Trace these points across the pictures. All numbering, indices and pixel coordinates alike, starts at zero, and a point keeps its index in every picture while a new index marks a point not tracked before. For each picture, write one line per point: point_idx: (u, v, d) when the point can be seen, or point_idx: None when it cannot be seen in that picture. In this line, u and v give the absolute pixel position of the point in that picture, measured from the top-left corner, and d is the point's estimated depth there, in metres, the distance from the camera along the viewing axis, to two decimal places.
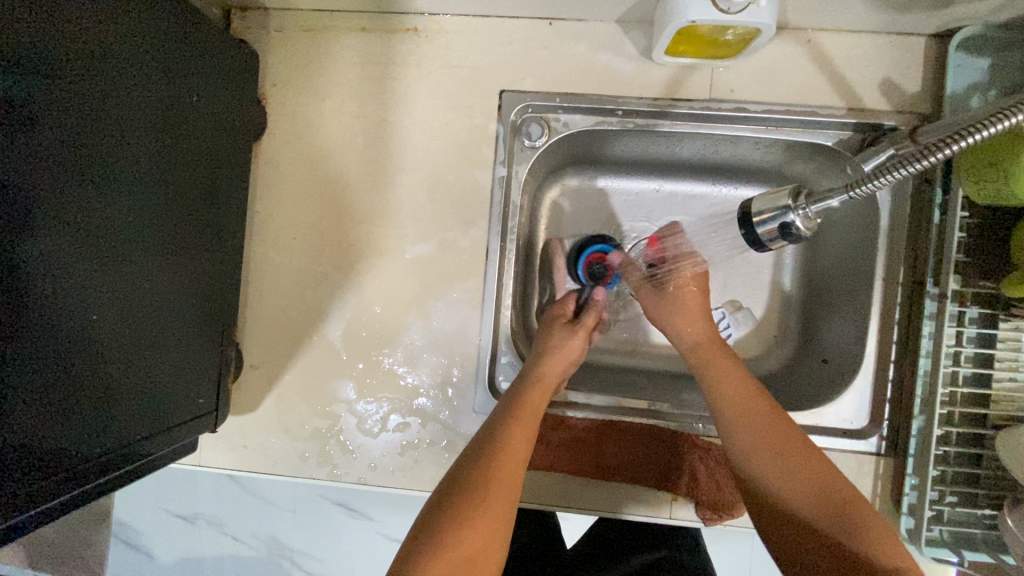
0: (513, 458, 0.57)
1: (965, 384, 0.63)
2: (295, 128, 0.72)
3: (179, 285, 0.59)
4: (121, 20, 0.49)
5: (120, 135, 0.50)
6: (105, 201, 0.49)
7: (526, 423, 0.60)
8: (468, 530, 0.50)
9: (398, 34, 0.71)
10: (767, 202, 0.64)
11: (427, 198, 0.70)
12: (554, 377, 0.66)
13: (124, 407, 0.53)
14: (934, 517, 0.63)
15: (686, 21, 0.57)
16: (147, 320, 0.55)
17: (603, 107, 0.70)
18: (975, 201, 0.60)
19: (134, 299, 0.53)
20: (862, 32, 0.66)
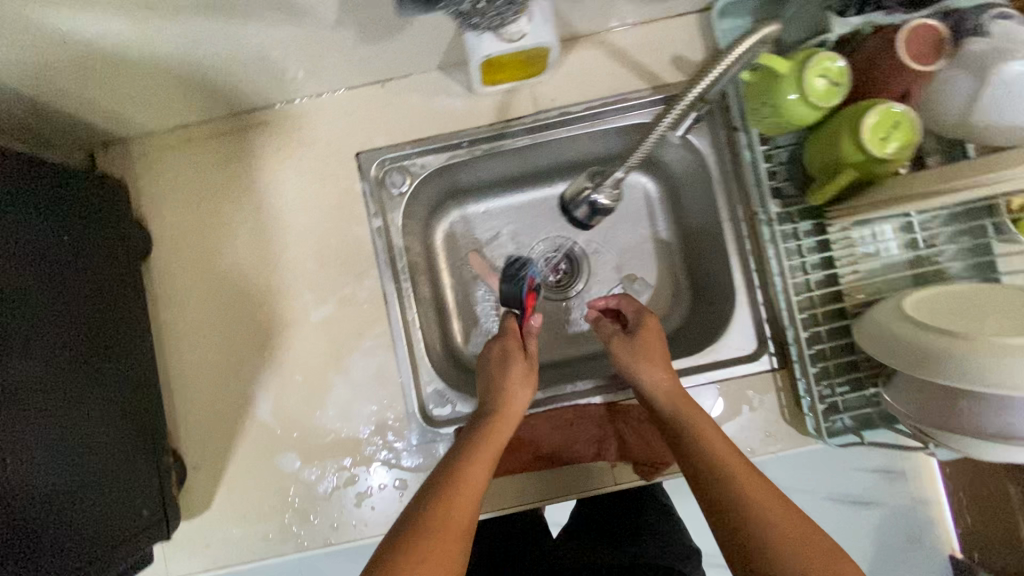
0: (471, 489, 0.58)
1: (820, 288, 0.73)
2: (179, 237, 0.77)
3: (98, 411, 0.62)
4: None
5: (12, 294, 0.54)
6: (11, 353, 0.52)
7: (490, 447, 0.63)
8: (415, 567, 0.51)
9: (253, 130, 0.78)
10: (576, 187, 0.77)
11: (317, 265, 0.76)
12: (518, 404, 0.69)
13: (63, 540, 0.55)
14: (831, 409, 0.71)
15: (482, 57, 0.66)
16: (74, 452, 0.58)
17: (450, 143, 0.78)
18: (767, 133, 0.69)
19: (62, 439, 0.56)
20: (644, 24, 0.77)
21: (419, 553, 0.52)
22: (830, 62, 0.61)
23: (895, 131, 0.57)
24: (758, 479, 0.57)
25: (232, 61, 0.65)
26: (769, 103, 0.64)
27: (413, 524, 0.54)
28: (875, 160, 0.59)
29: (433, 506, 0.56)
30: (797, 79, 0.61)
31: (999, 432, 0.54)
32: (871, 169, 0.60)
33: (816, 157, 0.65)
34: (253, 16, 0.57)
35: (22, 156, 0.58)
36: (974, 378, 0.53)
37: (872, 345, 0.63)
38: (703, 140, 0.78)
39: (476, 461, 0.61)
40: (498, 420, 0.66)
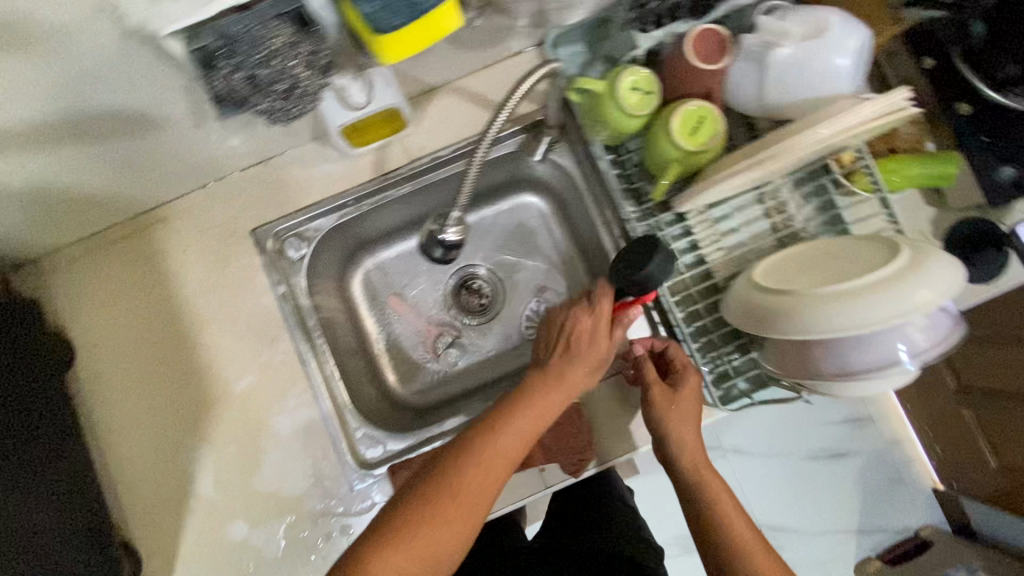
0: (486, 472, 0.61)
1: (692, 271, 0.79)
2: (100, 340, 0.82)
3: (41, 518, 0.66)
4: None
5: None
6: None
7: (512, 431, 0.64)
8: (415, 542, 0.57)
9: (154, 227, 0.83)
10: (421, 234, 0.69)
11: (233, 339, 0.81)
12: (559, 390, 0.68)
13: None
14: (723, 377, 0.77)
15: (336, 126, 0.72)
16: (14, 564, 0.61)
17: (336, 203, 0.84)
18: (609, 143, 0.76)
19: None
20: (490, 65, 0.84)
21: (421, 530, 0.57)
22: (642, 74, 0.68)
23: (700, 126, 0.66)
24: (740, 523, 0.67)
25: (110, 171, 0.71)
26: (598, 119, 0.72)
27: (422, 497, 0.59)
28: (689, 154, 0.67)
29: (444, 484, 0.60)
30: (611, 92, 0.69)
31: (840, 370, 0.62)
32: (689, 162, 0.68)
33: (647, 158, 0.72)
34: (116, 131, 0.63)
35: None
36: (807, 328, 0.60)
37: (731, 312, 0.69)
38: (566, 157, 0.86)
39: (501, 445, 0.63)
40: (532, 402, 0.66)
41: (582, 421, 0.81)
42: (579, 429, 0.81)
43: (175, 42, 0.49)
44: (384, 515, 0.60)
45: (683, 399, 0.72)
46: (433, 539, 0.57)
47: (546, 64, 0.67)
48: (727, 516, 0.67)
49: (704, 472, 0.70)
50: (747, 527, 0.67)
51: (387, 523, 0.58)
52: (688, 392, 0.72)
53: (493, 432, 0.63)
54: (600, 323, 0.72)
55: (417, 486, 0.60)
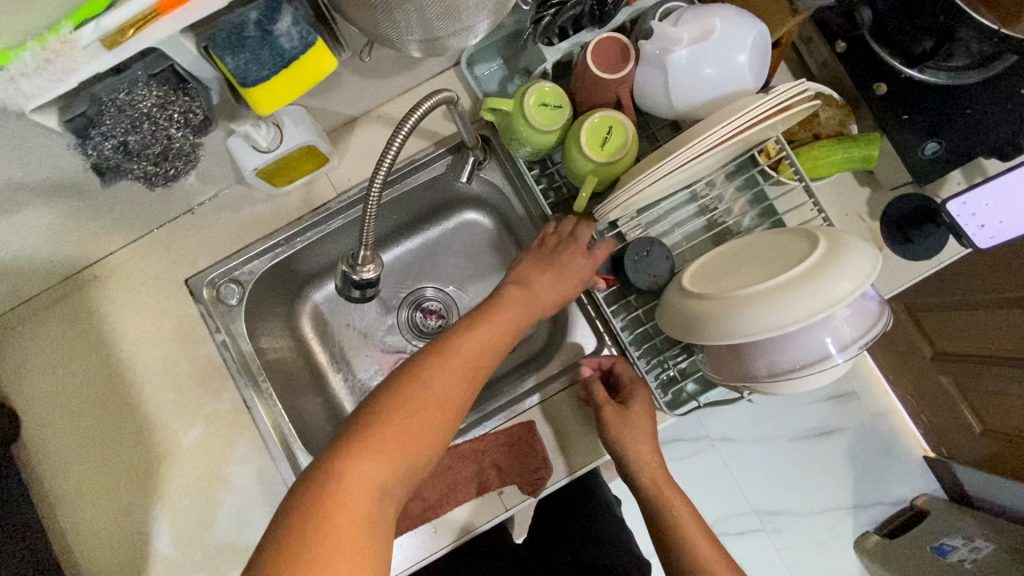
0: (462, 372, 0.58)
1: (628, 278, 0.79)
2: (45, 406, 0.81)
3: None
4: None
5: None
6: None
7: (461, 360, 0.59)
8: (395, 444, 0.53)
9: (87, 287, 0.83)
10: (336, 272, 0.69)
11: (177, 392, 0.80)
12: (527, 309, 0.66)
13: None
14: (671, 380, 0.77)
15: (252, 170, 0.71)
16: None
17: (268, 244, 0.83)
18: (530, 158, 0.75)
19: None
20: (409, 90, 0.84)
21: (401, 434, 0.53)
22: (546, 90, 0.68)
23: (610, 136, 0.66)
24: (689, 522, 0.70)
25: (27, 239, 0.70)
26: (512, 135, 0.70)
27: (401, 398, 0.55)
28: (603, 164, 0.66)
29: (423, 385, 0.56)
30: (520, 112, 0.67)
31: (768, 370, 0.60)
32: (604, 172, 0.66)
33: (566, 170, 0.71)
34: (19, 202, 0.63)
35: None
36: (735, 333, 0.59)
37: (666, 322, 0.67)
38: (495, 174, 0.85)
39: (471, 349, 0.60)
40: (482, 326, 0.62)
41: (535, 439, 0.80)
42: (534, 448, 0.79)
43: (47, 117, 0.48)
44: (362, 415, 0.54)
45: (638, 413, 0.74)
46: (413, 439, 0.54)
47: (442, 93, 0.62)
48: (685, 526, 0.70)
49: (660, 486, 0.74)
50: (695, 525, 0.70)
51: (368, 421, 0.53)
52: (642, 407, 0.74)
53: (443, 360, 0.58)
54: (574, 256, 0.70)
55: (390, 391, 0.55)
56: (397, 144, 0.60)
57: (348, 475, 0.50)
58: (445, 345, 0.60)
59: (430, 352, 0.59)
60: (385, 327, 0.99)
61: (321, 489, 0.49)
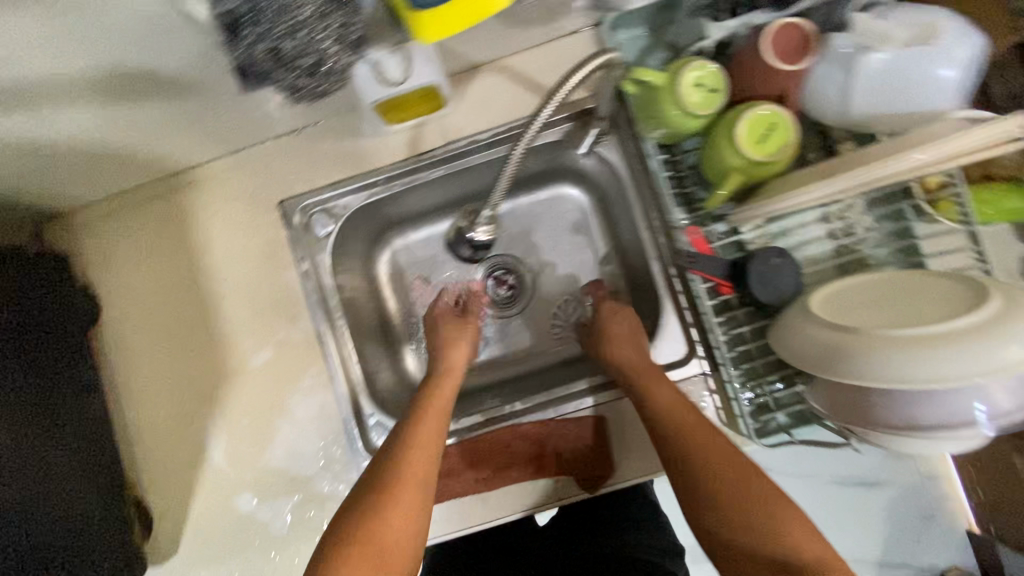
0: (437, 413, 0.73)
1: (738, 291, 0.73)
2: (127, 299, 0.82)
3: (68, 464, 0.68)
4: None
5: None
6: None
7: (431, 419, 0.72)
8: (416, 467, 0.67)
9: (182, 190, 0.82)
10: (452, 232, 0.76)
11: (254, 311, 0.80)
12: (455, 381, 0.79)
13: None
14: (762, 409, 0.71)
15: (372, 102, 0.67)
16: (46, 510, 0.63)
17: (367, 182, 0.80)
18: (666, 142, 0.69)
19: (17, 505, 0.61)
20: (541, 45, 0.78)
21: (414, 456, 0.68)
22: (706, 68, 0.61)
23: (771, 134, 0.59)
24: (762, 474, 0.63)
25: (141, 134, 0.69)
26: (656, 112, 0.64)
27: (411, 428, 0.71)
28: (756, 163, 0.59)
29: (416, 424, 0.71)
30: (671, 91, 0.61)
31: (907, 421, 0.54)
32: (754, 172, 0.61)
33: (707, 160, 0.65)
34: (142, 94, 0.61)
35: None
36: (871, 377, 0.53)
37: (786, 345, 0.62)
38: (613, 149, 0.78)
39: (421, 433, 0.70)
40: (433, 399, 0.75)
41: (601, 435, 0.77)
42: (600, 445, 0.77)
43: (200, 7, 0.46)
44: (388, 449, 0.69)
45: (616, 335, 0.78)
46: (427, 459, 0.68)
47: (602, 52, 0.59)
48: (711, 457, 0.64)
49: (679, 412, 0.68)
50: (768, 479, 0.63)
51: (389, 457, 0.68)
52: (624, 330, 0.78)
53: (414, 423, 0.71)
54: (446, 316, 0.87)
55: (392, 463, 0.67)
56: (532, 132, 0.63)
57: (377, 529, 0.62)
58: (417, 401, 0.75)
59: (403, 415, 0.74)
60: (457, 289, 0.95)
61: (359, 531, 0.62)
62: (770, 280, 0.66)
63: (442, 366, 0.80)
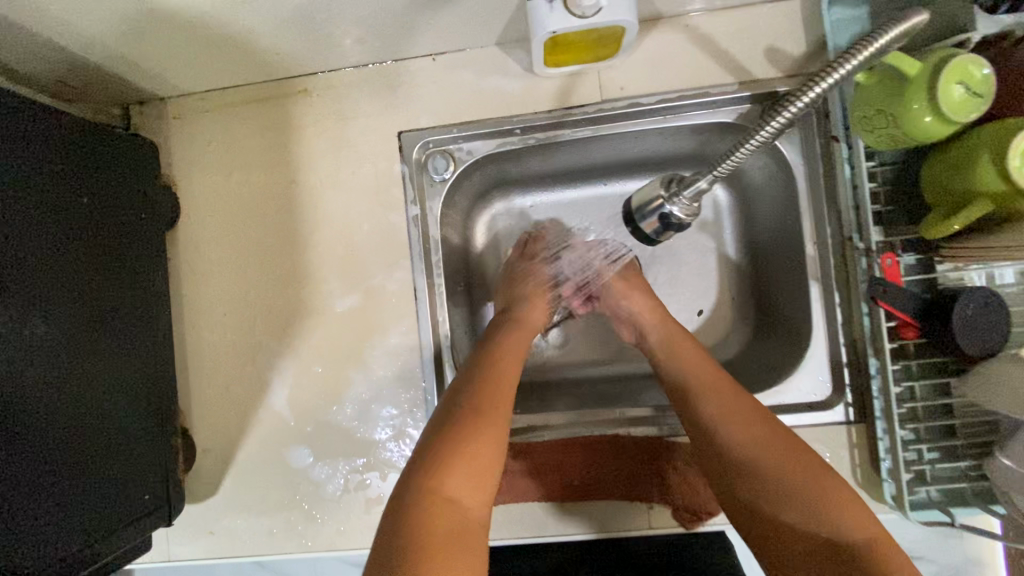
0: (518, 360, 0.62)
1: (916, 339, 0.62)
2: (209, 206, 0.73)
3: (120, 380, 0.62)
4: (15, 152, 0.52)
5: (30, 256, 0.53)
6: (25, 315, 0.52)
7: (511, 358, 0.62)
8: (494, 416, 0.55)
9: (291, 99, 0.72)
10: (643, 194, 0.57)
11: (348, 249, 0.71)
12: (529, 331, 0.68)
13: (70, 510, 0.55)
14: (916, 478, 0.61)
15: (547, 34, 0.57)
16: (86, 426, 0.57)
17: (501, 129, 0.70)
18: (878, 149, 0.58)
19: (58, 408, 0.54)
20: (736, 8, 0.66)
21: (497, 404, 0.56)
22: (966, 61, 0.49)
23: None
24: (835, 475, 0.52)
25: (271, 24, 0.59)
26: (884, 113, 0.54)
27: (491, 373, 0.59)
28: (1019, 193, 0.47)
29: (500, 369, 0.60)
30: (928, 79, 0.50)
31: None
32: (1012, 203, 0.48)
33: (941, 182, 0.54)
34: None
35: (40, 107, 0.55)
36: None
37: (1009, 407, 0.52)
38: (794, 144, 0.67)
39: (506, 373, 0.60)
40: (513, 334, 0.66)
41: None
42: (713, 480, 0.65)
43: None
44: (460, 391, 0.57)
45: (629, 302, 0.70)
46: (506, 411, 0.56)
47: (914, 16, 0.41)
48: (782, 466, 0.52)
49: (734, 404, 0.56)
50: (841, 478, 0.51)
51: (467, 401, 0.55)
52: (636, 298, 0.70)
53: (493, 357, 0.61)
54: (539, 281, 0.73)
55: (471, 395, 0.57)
56: (775, 128, 0.45)
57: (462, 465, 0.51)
58: (494, 347, 0.63)
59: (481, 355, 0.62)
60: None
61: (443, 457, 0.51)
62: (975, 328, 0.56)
63: (517, 312, 0.69)
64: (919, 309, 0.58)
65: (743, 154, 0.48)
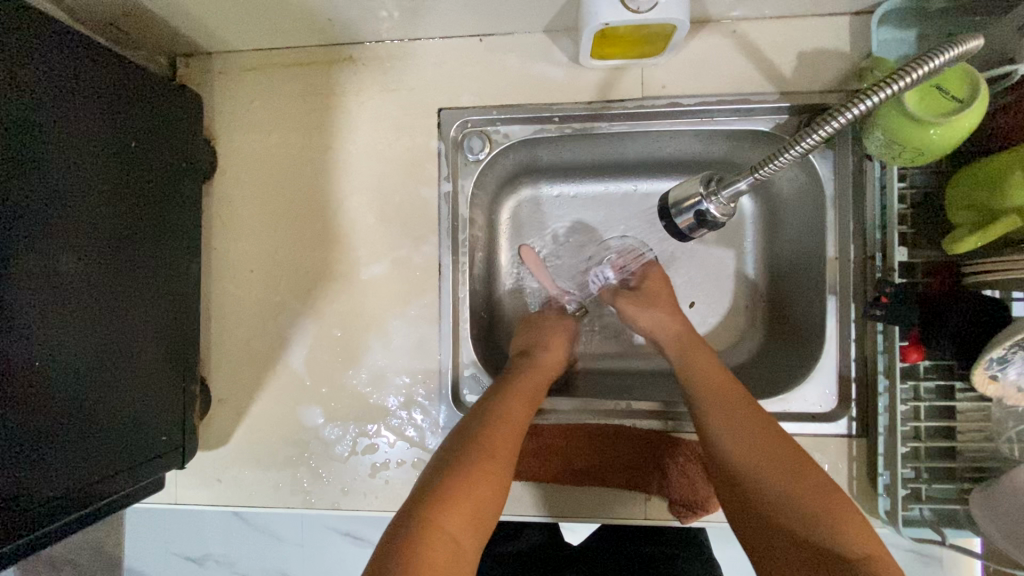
0: (512, 426, 0.60)
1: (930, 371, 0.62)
2: (246, 166, 0.75)
3: (147, 322, 0.64)
4: (74, 89, 0.54)
5: (76, 191, 0.55)
6: (65, 248, 0.54)
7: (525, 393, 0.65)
8: (475, 492, 0.52)
9: (336, 65, 0.73)
10: (683, 190, 0.61)
11: (379, 219, 0.72)
12: (544, 373, 0.69)
13: (93, 441, 0.57)
14: (911, 496, 0.62)
15: (599, 25, 0.58)
16: (110, 361, 0.59)
17: (540, 115, 0.71)
18: (892, 158, 0.58)
19: (78, 338, 0.55)
20: (785, 18, 0.67)
21: (481, 476, 0.53)
22: (954, 71, 0.53)
23: None
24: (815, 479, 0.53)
25: None
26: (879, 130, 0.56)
27: (481, 439, 0.57)
28: None
29: (485, 435, 0.57)
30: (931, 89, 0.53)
31: None
32: None
33: (965, 199, 0.55)
34: None
35: (89, 45, 0.56)
36: None
37: None
38: (827, 160, 0.68)
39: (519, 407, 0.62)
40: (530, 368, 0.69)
41: None
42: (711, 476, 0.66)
43: None
44: (442, 462, 0.55)
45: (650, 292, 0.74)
46: (489, 482, 0.53)
47: (967, 42, 0.43)
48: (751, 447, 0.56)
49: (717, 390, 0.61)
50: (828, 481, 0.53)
51: (450, 472, 0.53)
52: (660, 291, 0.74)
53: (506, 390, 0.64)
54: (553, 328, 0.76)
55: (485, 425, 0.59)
56: (814, 142, 0.48)
57: (470, 487, 0.52)
58: (489, 408, 0.61)
59: (468, 421, 0.60)
60: (566, 252, 0.84)
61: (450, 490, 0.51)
62: (968, 333, 0.57)
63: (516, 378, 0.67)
64: (919, 320, 0.59)
65: (775, 166, 0.52)
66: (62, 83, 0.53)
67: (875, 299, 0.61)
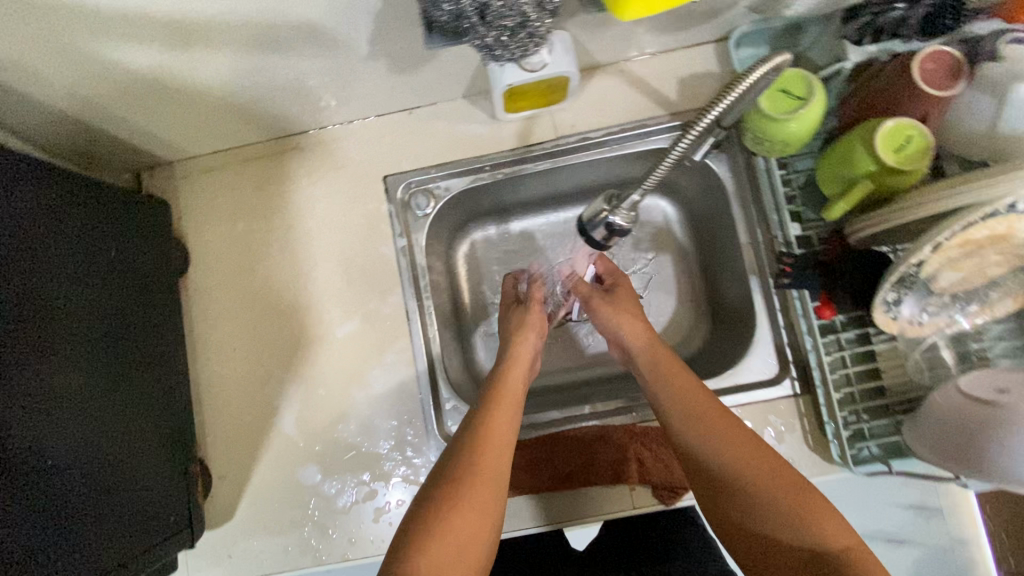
0: (496, 445, 0.60)
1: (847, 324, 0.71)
2: (217, 255, 0.82)
3: (145, 409, 0.68)
4: (65, 212, 0.62)
5: (77, 299, 0.61)
6: (73, 352, 0.59)
7: (505, 406, 0.65)
8: (455, 524, 0.53)
9: (287, 153, 0.82)
10: (593, 208, 0.69)
11: (345, 281, 0.80)
12: (519, 374, 0.70)
13: (110, 526, 0.60)
14: (856, 437, 0.69)
15: (505, 86, 0.68)
16: (121, 448, 0.63)
17: (473, 167, 0.81)
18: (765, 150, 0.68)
19: (86, 433, 0.59)
20: (661, 54, 0.79)
21: (462, 509, 0.54)
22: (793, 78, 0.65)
23: (908, 145, 0.59)
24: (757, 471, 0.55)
25: (270, 92, 0.69)
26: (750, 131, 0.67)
27: (454, 477, 0.56)
28: (888, 171, 0.60)
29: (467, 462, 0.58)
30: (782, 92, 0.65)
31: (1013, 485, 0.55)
32: (886, 182, 0.61)
33: (829, 176, 0.66)
34: (294, 52, 0.61)
35: (71, 172, 0.64)
36: None
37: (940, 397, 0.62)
38: (722, 162, 0.79)
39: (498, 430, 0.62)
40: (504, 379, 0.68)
41: None
42: None
43: None
44: (427, 494, 0.56)
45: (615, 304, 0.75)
46: (471, 515, 0.54)
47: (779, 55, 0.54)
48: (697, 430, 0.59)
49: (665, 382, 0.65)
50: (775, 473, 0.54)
51: (426, 509, 0.54)
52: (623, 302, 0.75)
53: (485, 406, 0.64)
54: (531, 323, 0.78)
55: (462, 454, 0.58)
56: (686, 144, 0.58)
57: (451, 520, 0.53)
58: (468, 434, 0.61)
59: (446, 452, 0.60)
60: None
61: (429, 522, 0.53)
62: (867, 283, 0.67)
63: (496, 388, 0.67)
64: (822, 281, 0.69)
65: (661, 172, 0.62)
66: (55, 209, 0.61)
67: (782, 270, 0.71)
